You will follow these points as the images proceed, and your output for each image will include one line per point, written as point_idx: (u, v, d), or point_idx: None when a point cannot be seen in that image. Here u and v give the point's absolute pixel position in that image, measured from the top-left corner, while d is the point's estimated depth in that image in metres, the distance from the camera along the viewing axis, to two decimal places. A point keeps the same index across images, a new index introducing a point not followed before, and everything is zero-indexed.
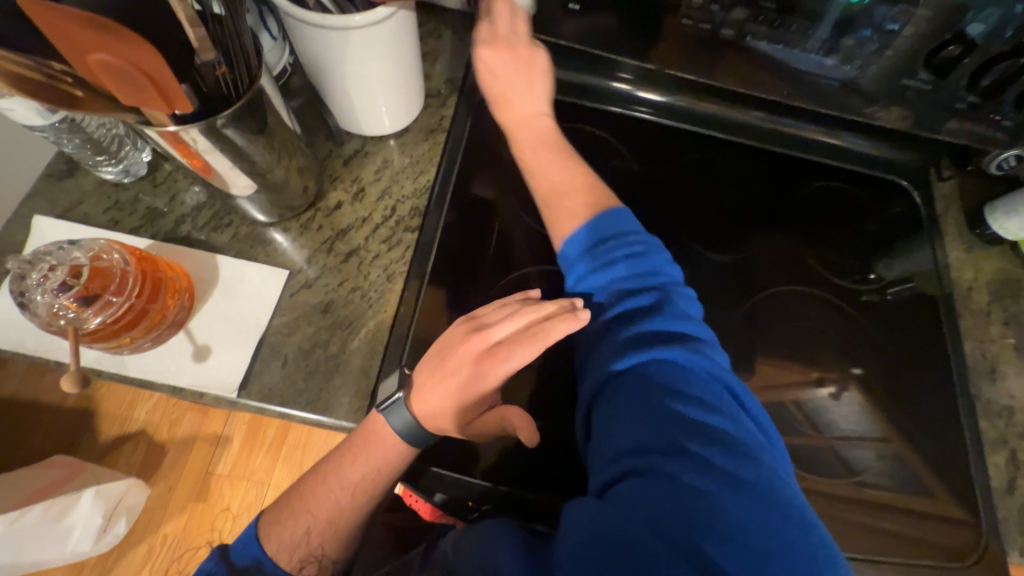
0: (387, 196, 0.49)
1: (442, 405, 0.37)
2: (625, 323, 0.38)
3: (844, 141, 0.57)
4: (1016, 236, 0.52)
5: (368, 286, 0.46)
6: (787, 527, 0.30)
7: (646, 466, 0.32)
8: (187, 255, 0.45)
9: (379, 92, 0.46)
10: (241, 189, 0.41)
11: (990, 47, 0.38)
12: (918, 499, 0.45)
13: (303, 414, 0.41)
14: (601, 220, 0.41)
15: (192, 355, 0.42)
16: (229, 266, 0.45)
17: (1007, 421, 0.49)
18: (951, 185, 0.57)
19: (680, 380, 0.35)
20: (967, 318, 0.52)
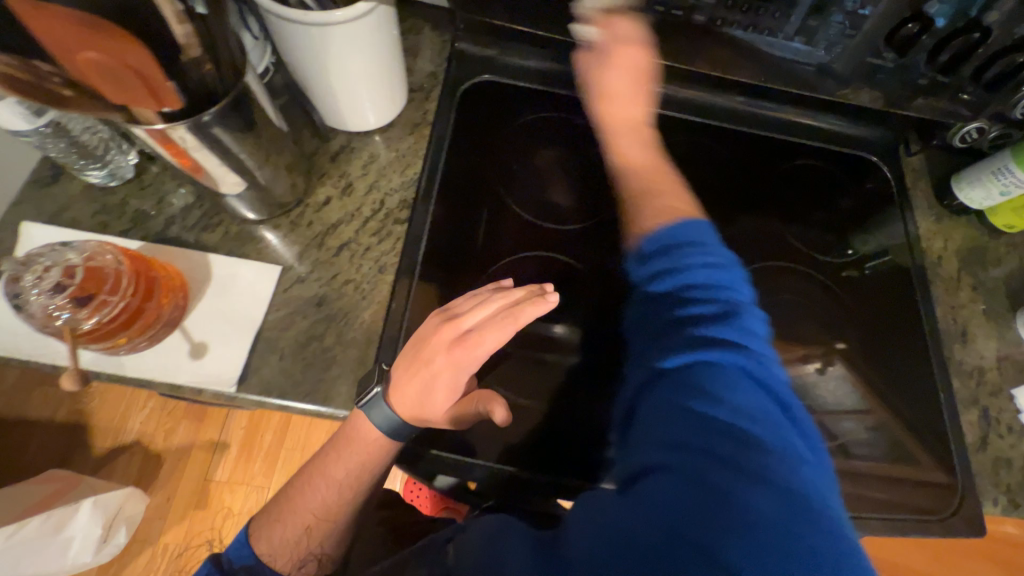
0: (375, 190, 0.51)
1: (417, 394, 0.40)
2: (689, 323, 0.38)
3: (820, 121, 0.63)
4: (981, 205, 0.58)
5: (361, 278, 0.47)
6: (819, 549, 0.29)
7: (676, 466, 0.32)
8: (179, 255, 0.45)
9: (361, 86, 0.47)
10: (230, 187, 0.43)
11: (945, 21, 0.43)
12: (899, 464, 0.51)
13: (302, 405, 0.43)
14: (676, 229, 0.41)
15: (189, 353, 0.42)
16: (222, 265, 0.45)
17: (977, 381, 0.55)
18: (919, 159, 0.64)
19: (727, 386, 0.35)
20: (939, 284, 0.58)
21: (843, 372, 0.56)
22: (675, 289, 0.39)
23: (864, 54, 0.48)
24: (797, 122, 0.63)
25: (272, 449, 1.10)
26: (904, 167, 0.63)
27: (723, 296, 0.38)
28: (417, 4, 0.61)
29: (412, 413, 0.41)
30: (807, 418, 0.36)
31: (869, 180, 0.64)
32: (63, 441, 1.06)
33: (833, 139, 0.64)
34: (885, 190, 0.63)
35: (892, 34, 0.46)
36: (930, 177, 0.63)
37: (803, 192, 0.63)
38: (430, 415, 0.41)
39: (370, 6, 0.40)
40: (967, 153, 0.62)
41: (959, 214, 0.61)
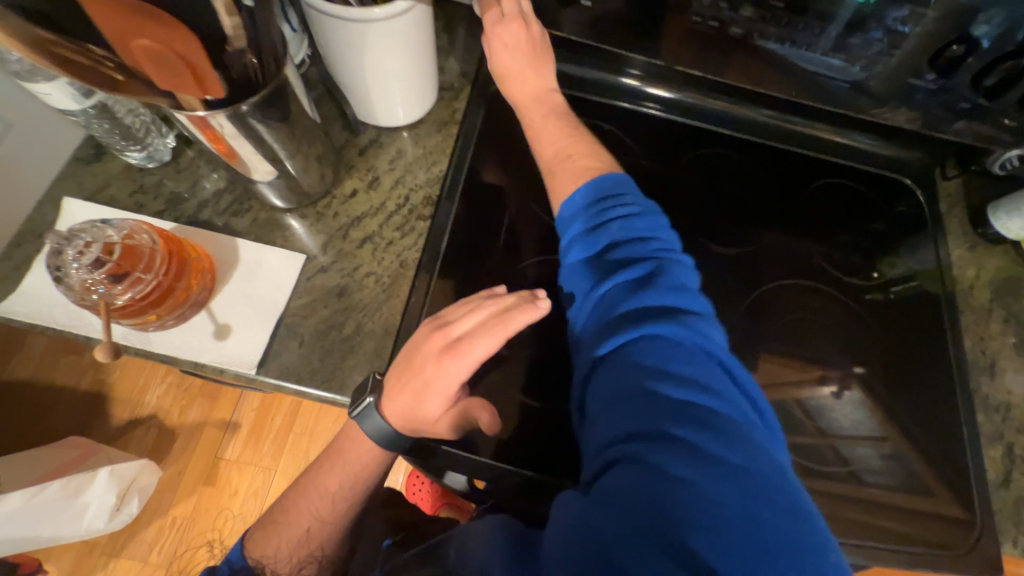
0: (401, 185, 0.52)
1: (412, 404, 0.41)
2: (609, 304, 0.40)
3: (852, 139, 0.63)
4: (1017, 236, 0.56)
5: (383, 271, 0.48)
6: (759, 510, 0.30)
7: (627, 451, 0.34)
8: (211, 239, 0.46)
9: (394, 82, 0.48)
10: (262, 174, 0.44)
11: (995, 47, 0.42)
12: (919, 498, 0.50)
13: (319, 392, 0.44)
14: (604, 184, 0.45)
15: (214, 334, 0.43)
16: (249, 250, 0.47)
17: (1003, 416, 0.53)
18: (956, 185, 0.62)
19: (671, 355, 0.36)
20: (969, 314, 0.57)
21: (860, 397, 0.54)
22: (607, 260, 0.42)
23: (907, 75, 0.47)
24: (828, 140, 0.63)
25: (281, 433, 1.12)
26: (938, 191, 0.62)
27: (638, 258, 0.41)
28: (452, 3, 0.61)
29: (402, 421, 0.42)
30: (751, 379, 0.38)
31: (901, 203, 0.62)
32: (83, 410, 1.10)
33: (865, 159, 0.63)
34: (917, 215, 0.61)
35: (936, 55, 0.44)
36: (966, 203, 0.61)
37: (832, 211, 0.61)
38: (420, 423, 0.42)
39: (408, 6, 0.41)
40: (1006, 181, 0.60)
41: (994, 242, 0.59)
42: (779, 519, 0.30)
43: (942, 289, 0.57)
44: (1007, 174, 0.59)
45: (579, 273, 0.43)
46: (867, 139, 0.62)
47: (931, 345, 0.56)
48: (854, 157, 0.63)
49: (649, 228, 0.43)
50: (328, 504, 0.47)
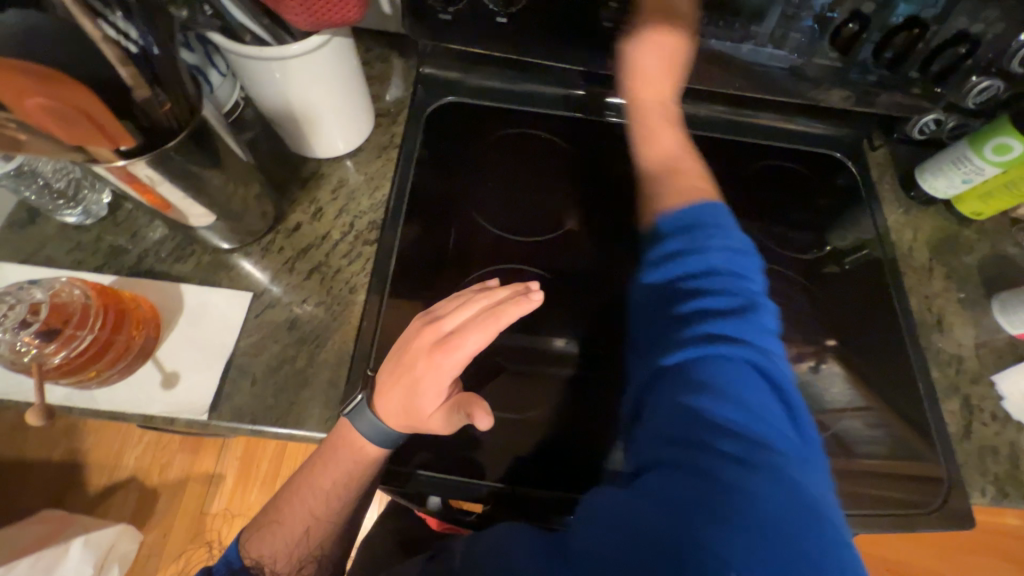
0: (345, 213, 0.53)
1: (404, 402, 0.40)
2: (695, 313, 0.38)
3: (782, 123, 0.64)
4: (945, 194, 0.59)
5: (333, 299, 0.48)
6: (818, 549, 0.29)
7: (679, 462, 0.33)
8: (153, 287, 0.46)
9: (327, 114, 0.49)
10: (199, 219, 0.44)
11: (884, 20, 0.45)
12: (879, 458, 0.51)
13: (276, 429, 0.43)
14: (691, 211, 0.42)
15: (161, 383, 0.43)
16: (194, 294, 0.46)
17: (956, 369, 0.55)
18: (884, 154, 0.64)
19: (738, 381, 0.35)
20: (913, 275, 0.59)
21: (838, 369, 0.55)
22: (687, 278, 0.39)
23: (812, 54, 0.49)
24: (759, 126, 0.64)
25: (268, 479, 1.09)
26: (867, 161, 0.64)
27: (729, 280, 0.38)
28: (381, 33, 0.63)
29: (395, 418, 0.41)
30: (801, 412, 0.36)
31: (835, 177, 0.64)
32: (56, 483, 1.05)
33: (796, 139, 0.65)
34: (851, 186, 0.64)
35: (835, 33, 0.47)
36: (893, 170, 0.64)
37: (770, 193, 0.64)
38: (413, 420, 0.40)
39: (324, 39, 0.42)
40: (928, 145, 0.63)
41: (923, 203, 0.62)
42: (830, 562, 0.29)
43: (883, 254, 0.59)
44: (926, 138, 0.61)
45: (666, 276, 0.40)
46: (795, 121, 0.65)
47: (879, 309, 0.57)
48: (785, 138, 0.65)
49: (736, 242, 0.40)
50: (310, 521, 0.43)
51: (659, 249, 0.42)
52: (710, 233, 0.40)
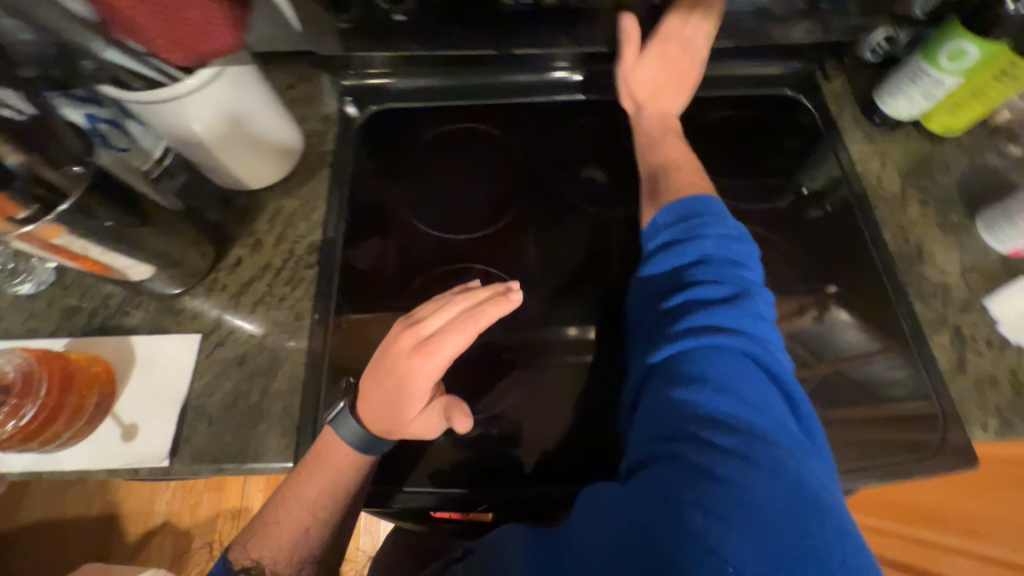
0: (284, 239, 0.52)
1: (385, 407, 0.41)
2: (680, 312, 0.40)
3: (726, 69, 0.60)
4: (910, 115, 0.55)
5: (279, 328, 0.48)
6: (809, 527, 0.29)
7: (658, 459, 0.34)
8: (105, 343, 0.47)
9: (246, 147, 0.48)
10: (140, 274, 0.45)
11: None
12: (865, 406, 0.48)
13: (236, 466, 0.44)
14: (683, 206, 0.44)
15: (121, 436, 0.44)
16: (144, 344, 0.47)
17: (943, 301, 0.50)
18: (841, 82, 0.60)
19: (724, 369, 0.36)
20: (885, 207, 0.54)
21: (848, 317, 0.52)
22: (682, 278, 0.42)
23: None
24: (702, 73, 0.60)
25: None
26: (817, 93, 0.60)
27: (716, 269, 0.41)
28: None
29: (378, 420, 0.42)
30: (811, 418, 0.37)
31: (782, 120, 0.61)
32: (97, 535, 1.10)
33: (738, 83, 0.61)
34: (806, 125, 0.60)
35: None
36: (849, 97, 0.59)
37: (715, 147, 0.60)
38: (397, 422, 0.42)
39: (216, 70, 0.42)
40: (887, 63, 0.58)
41: (884, 130, 0.57)
42: (828, 547, 0.29)
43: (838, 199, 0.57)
44: (880, 61, 0.58)
45: (656, 279, 0.44)
46: (739, 60, 0.60)
47: (837, 260, 0.54)
48: (728, 84, 0.61)
49: (687, 224, 0.44)
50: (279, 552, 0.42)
51: (654, 250, 0.45)
52: (659, 222, 0.45)
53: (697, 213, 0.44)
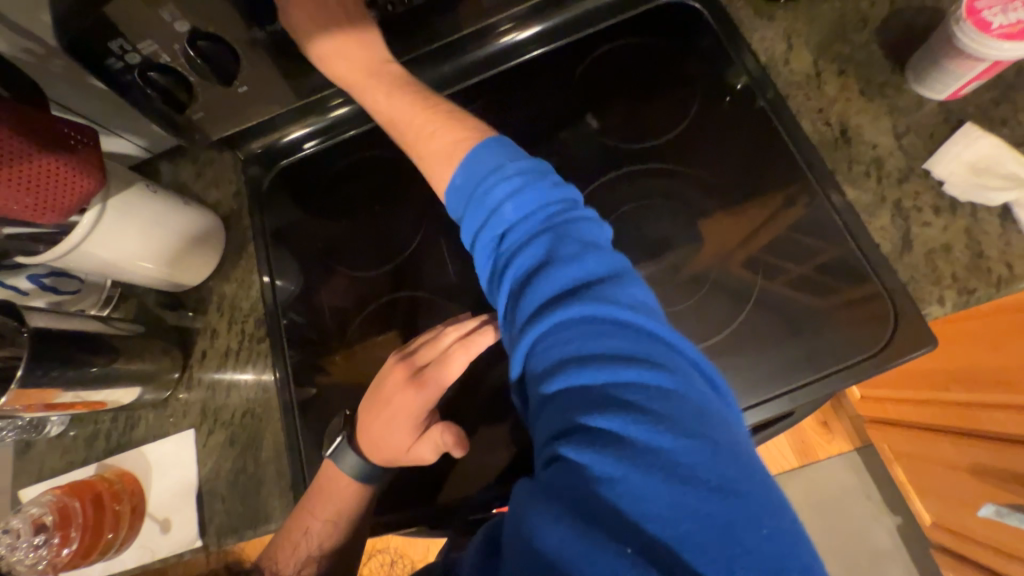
0: (239, 318, 0.67)
1: (374, 441, 0.54)
2: (524, 278, 0.39)
3: (822, 98, 0.56)
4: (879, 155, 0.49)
5: (253, 404, 0.63)
6: (716, 505, 0.29)
7: (546, 460, 0.34)
8: (131, 456, 0.62)
9: (165, 253, 0.61)
10: (127, 392, 0.61)
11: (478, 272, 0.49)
12: None
13: (254, 527, 0.58)
14: (474, 155, 0.43)
15: (160, 527, 0.59)
16: (155, 452, 0.62)
17: (985, 217, 0.49)
18: (970, 108, 0.52)
19: (573, 340, 0.35)
20: (993, 263, 0.48)
21: (910, 354, 0.48)
22: (501, 251, 0.41)
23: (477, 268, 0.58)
24: (777, 91, 0.57)
25: None
26: (928, 109, 0.53)
27: (554, 228, 0.40)
28: (267, 134, 0.70)
29: (374, 452, 0.54)
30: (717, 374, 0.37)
31: (887, 133, 0.53)
32: None
33: (833, 105, 0.55)
34: (907, 147, 0.52)
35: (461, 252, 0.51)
36: (956, 107, 0.52)
37: (806, 158, 0.54)
38: (395, 448, 0.53)
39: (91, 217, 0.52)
40: None
41: (995, 127, 0.51)
42: (750, 532, 0.28)
43: (956, 222, 0.49)
44: (992, 73, 0.48)
45: (485, 266, 0.43)
46: (818, 84, 0.56)
47: (939, 284, 0.48)
48: (816, 102, 0.56)
49: (555, 200, 0.41)
50: (307, 528, 0.55)
51: (490, 202, 0.41)
52: (493, 190, 0.41)
53: (475, 177, 0.42)
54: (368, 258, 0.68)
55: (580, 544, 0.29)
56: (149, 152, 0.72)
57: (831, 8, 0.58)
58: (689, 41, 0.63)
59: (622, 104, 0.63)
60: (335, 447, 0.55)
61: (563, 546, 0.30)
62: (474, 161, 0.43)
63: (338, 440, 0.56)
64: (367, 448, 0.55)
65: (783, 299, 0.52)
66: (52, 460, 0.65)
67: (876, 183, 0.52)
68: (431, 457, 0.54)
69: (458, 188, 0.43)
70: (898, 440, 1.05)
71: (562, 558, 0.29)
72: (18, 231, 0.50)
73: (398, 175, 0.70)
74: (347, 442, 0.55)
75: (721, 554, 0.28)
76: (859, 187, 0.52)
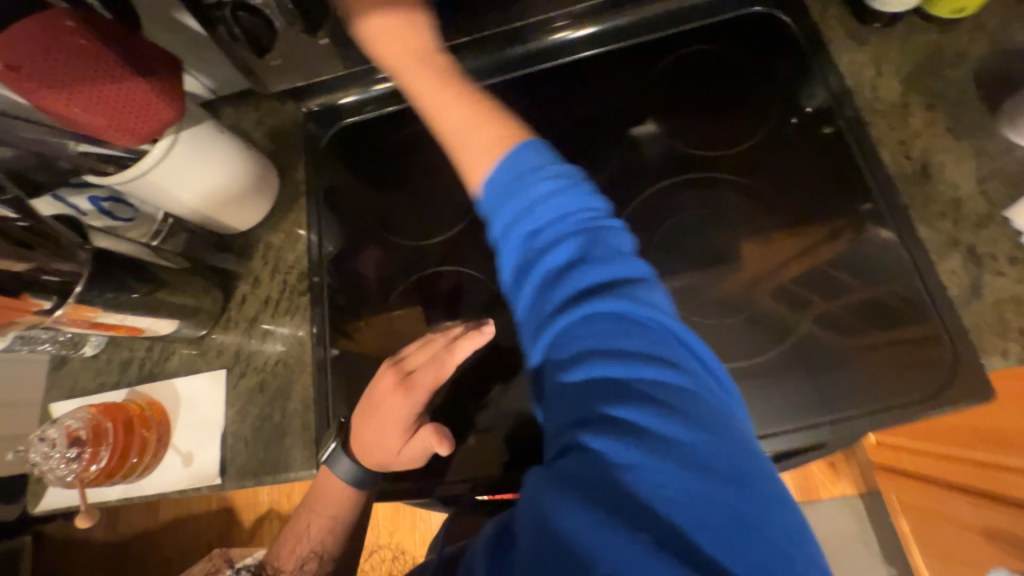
0: (282, 270, 0.67)
1: (366, 447, 0.54)
2: (552, 274, 0.37)
3: (906, 131, 0.54)
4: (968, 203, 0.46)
5: (288, 355, 0.64)
6: (733, 496, 0.30)
7: (569, 449, 0.33)
8: (162, 387, 0.64)
9: (224, 195, 0.62)
10: (167, 324, 0.62)
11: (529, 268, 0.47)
12: None
13: (273, 474, 0.59)
14: (508, 160, 0.40)
15: (183, 460, 0.61)
16: (185, 387, 0.63)
17: None
18: None
19: (597, 336, 0.34)
20: None
21: (964, 403, 0.47)
22: (541, 244, 0.38)
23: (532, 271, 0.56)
24: (860, 117, 0.55)
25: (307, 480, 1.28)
26: (1016, 156, 0.51)
27: (579, 225, 0.38)
28: (319, 91, 0.69)
29: (366, 456, 0.55)
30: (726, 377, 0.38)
31: (969, 175, 0.51)
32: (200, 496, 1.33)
33: (916, 138, 0.54)
34: (990, 192, 0.51)
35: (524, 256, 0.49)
36: None
37: (882, 190, 0.53)
38: (386, 451, 0.54)
39: (166, 147, 0.54)
40: None
41: None
42: (761, 523, 0.30)
43: None
44: None
45: (517, 258, 0.39)
46: (903, 115, 0.55)
47: (1005, 336, 0.47)
48: (899, 134, 0.54)
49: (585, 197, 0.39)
50: (313, 524, 0.57)
51: (503, 207, 0.39)
52: (534, 184, 0.38)
53: (512, 175, 0.39)
54: (423, 229, 0.67)
55: (594, 523, 0.30)
56: (212, 93, 0.74)
57: (927, 39, 0.56)
58: (773, 54, 0.61)
59: (694, 109, 0.61)
60: (329, 453, 0.56)
61: (581, 532, 0.30)
62: (519, 158, 0.40)
63: (331, 446, 0.56)
64: (361, 454, 0.55)
65: (839, 328, 0.51)
66: (85, 379, 0.67)
67: (951, 224, 0.51)
68: (421, 457, 0.54)
69: (502, 181, 0.40)
70: (909, 491, 1.03)
71: (579, 541, 0.30)
72: (93, 150, 0.53)
73: (452, 150, 0.69)
74: (340, 448, 0.55)
75: (738, 544, 0.29)
76: (933, 226, 0.51)
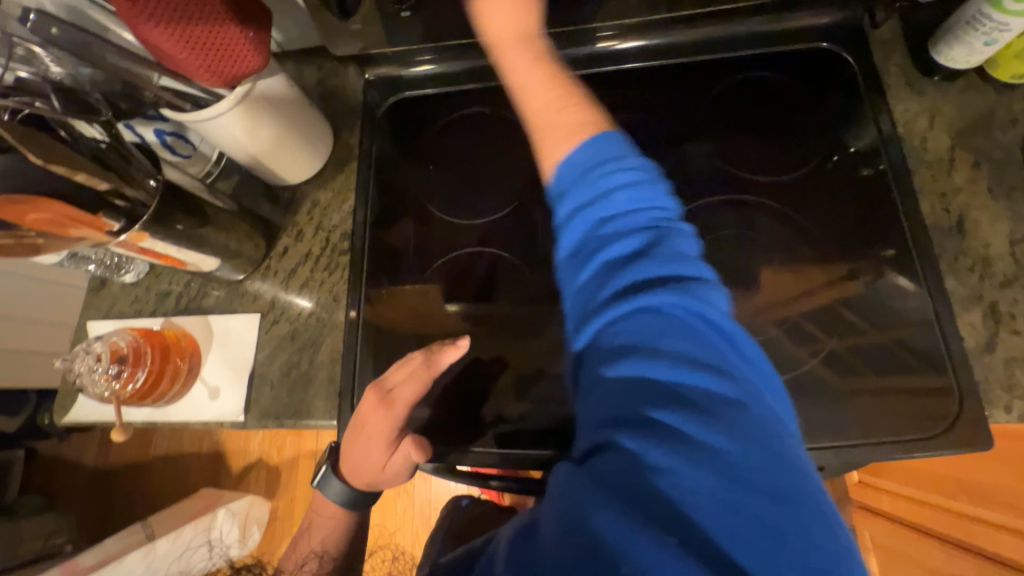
0: (325, 228, 0.70)
1: (356, 467, 0.58)
2: (606, 265, 0.39)
3: (949, 184, 0.56)
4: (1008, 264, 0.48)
5: (321, 309, 0.66)
6: (777, 514, 0.31)
7: (614, 446, 0.34)
8: (197, 321, 0.66)
9: (282, 149, 0.64)
10: (210, 263, 0.64)
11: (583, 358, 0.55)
12: None
13: (293, 420, 0.62)
14: (588, 146, 0.42)
15: (208, 393, 0.63)
16: (219, 325, 0.66)
17: None
18: None
19: (648, 334, 0.36)
20: None
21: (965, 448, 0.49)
22: (594, 235, 0.40)
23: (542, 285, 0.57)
24: (907, 164, 0.57)
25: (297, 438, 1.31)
26: None
27: (640, 228, 0.39)
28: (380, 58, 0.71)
29: (357, 475, 0.58)
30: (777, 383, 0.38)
31: (1001, 236, 0.54)
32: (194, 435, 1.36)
33: (957, 193, 0.56)
34: (1019, 254, 0.53)
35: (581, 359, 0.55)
36: None
37: (917, 236, 0.55)
38: (372, 466, 0.57)
39: (243, 92, 0.56)
40: None
41: None
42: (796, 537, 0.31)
43: None
44: None
45: (572, 240, 0.41)
46: (948, 169, 0.57)
47: (1011, 392, 0.50)
48: (941, 186, 0.56)
49: (636, 199, 0.39)
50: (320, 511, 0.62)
51: (573, 194, 0.41)
52: (611, 175, 0.40)
53: (592, 161, 0.41)
54: (464, 209, 0.69)
55: (627, 530, 0.31)
56: (279, 47, 0.77)
57: (983, 100, 0.58)
58: (832, 91, 0.63)
59: (747, 132, 0.63)
60: (319, 474, 0.60)
61: (612, 531, 0.32)
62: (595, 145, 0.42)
63: (323, 469, 0.60)
64: (350, 474, 0.59)
65: (857, 363, 0.53)
66: (121, 303, 0.69)
67: (977, 279, 0.53)
68: (405, 469, 0.57)
69: (575, 166, 0.42)
70: (883, 533, 1.06)
71: (612, 540, 0.31)
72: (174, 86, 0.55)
73: (505, 135, 0.71)
74: (329, 471, 0.60)
75: (770, 555, 0.30)
76: (960, 279, 0.53)
